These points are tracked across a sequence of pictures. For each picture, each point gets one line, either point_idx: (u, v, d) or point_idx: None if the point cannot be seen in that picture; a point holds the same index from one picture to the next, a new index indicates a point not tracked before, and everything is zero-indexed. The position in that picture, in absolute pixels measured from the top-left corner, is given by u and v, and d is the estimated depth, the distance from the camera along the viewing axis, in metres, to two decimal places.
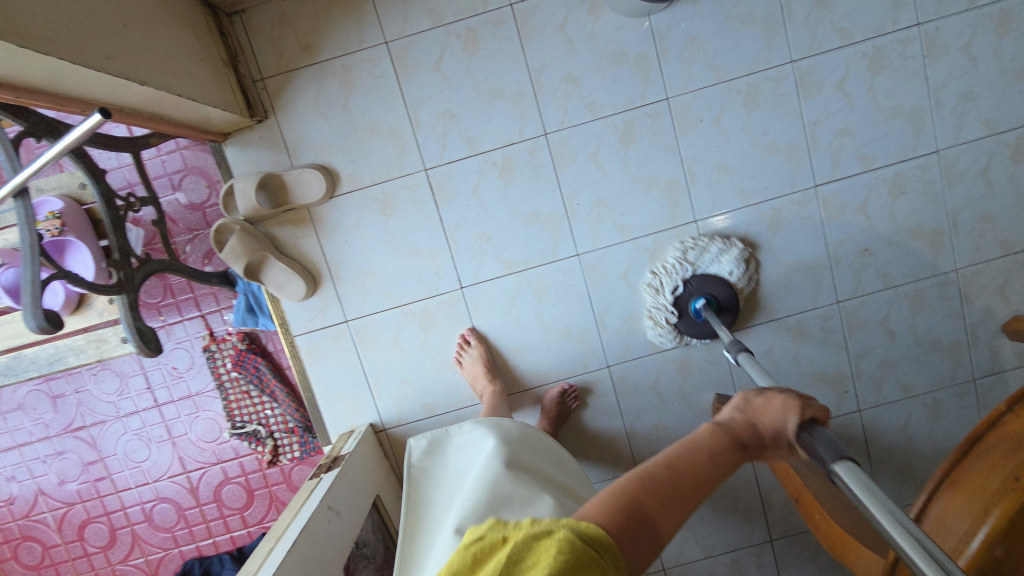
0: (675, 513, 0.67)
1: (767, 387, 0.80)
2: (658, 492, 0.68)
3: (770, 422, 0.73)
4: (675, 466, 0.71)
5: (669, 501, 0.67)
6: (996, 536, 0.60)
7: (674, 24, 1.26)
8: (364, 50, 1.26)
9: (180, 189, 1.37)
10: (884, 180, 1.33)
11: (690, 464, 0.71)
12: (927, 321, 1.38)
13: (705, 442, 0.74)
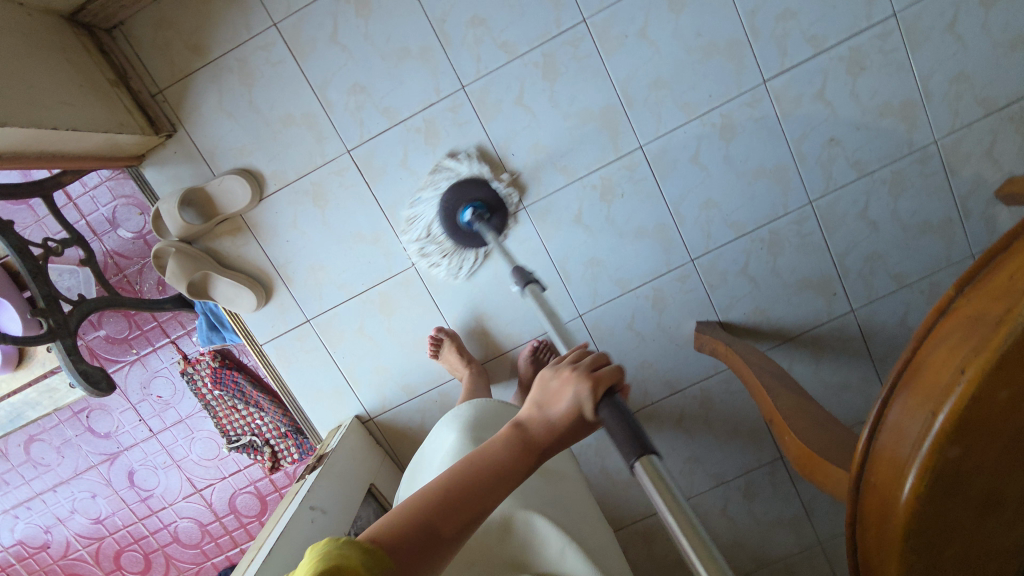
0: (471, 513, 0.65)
1: (561, 360, 0.78)
2: (467, 479, 0.67)
3: (565, 407, 0.71)
4: (478, 476, 0.67)
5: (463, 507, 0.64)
6: (945, 438, 0.53)
7: None
8: (255, 37, 1.19)
9: (117, 222, 1.33)
10: (839, 59, 1.21)
11: (505, 455, 0.71)
12: (911, 203, 1.28)
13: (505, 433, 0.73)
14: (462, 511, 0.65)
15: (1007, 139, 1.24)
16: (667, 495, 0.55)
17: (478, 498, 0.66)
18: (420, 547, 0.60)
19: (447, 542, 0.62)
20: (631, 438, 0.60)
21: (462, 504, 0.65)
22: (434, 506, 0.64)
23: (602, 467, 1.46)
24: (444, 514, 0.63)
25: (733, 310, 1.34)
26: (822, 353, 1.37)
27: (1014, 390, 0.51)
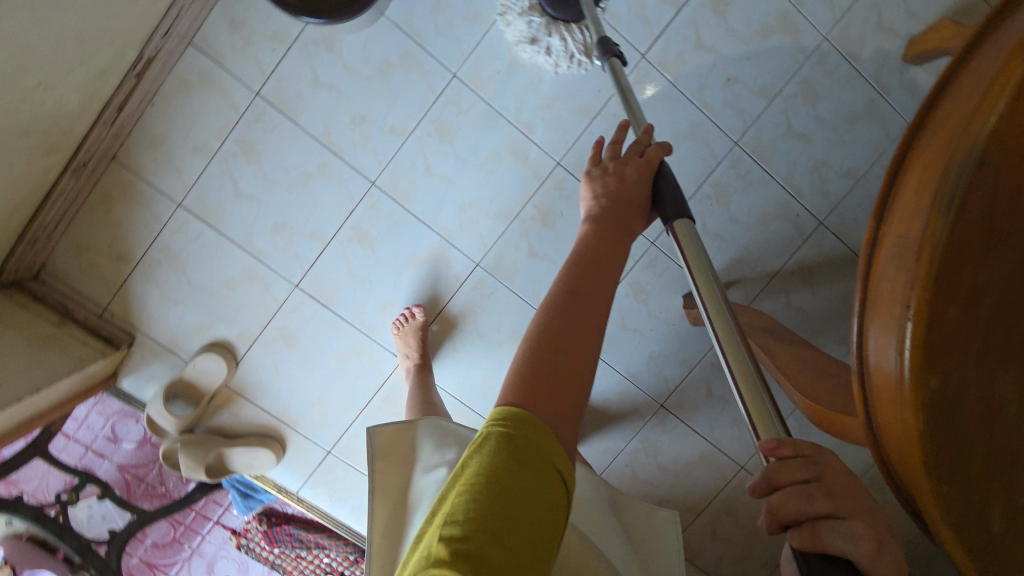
0: (585, 319, 0.61)
1: (596, 159, 0.80)
2: (572, 282, 0.64)
3: (633, 189, 0.74)
4: (586, 267, 0.66)
5: (568, 323, 0.61)
6: (921, 360, 0.53)
7: (412, 5, 1.16)
8: (167, 224, 1.21)
9: (119, 436, 1.34)
10: (702, 5, 1.21)
11: (599, 246, 0.69)
12: (829, 102, 1.27)
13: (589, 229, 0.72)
14: (581, 319, 0.61)
15: (890, 6, 1.24)
16: (695, 250, 0.63)
17: (591, 294, 0.64)
18: (551, 373, 0.57)
19: (581, 345, 0.60)
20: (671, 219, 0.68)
21: (577, 310, 0.62)
22: (558, 321, 0.61)
23: (657, 463, 1.45)
24: (573, 322, 0.61)
25: None
26: (813, 273, 1.36)
27: (960, 298, 0.53)
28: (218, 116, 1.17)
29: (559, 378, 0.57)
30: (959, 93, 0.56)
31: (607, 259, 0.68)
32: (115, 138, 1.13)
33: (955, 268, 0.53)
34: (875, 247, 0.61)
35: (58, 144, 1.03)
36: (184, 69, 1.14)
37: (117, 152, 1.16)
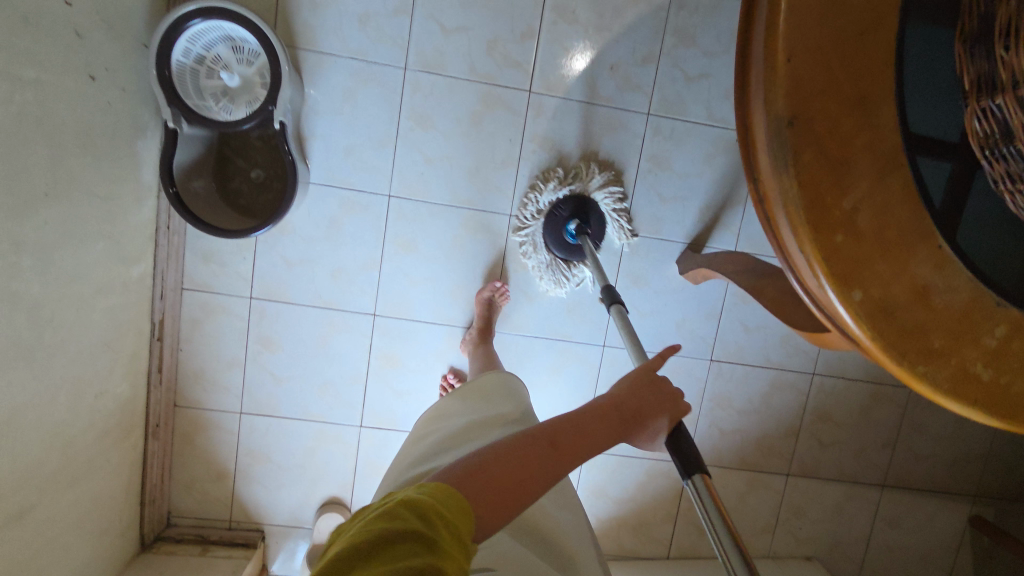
0: (537, 470, 0.70)
1: (654, 359, 0.88)
2: (564, 436, 0.74)
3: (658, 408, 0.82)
4: (581, 435, 0.76)
5: (526, 463, 0.70)
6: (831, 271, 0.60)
7: (328, 163, 1.30)
8: (239, 432, 1.39)
9: None
10: (555, 22, 1.29)
11: (600, 430, 0.78)
12: (709, 33, 1.32)
13: (606, 406, 0.81)
14: (551, 471, 0.71)
15: None
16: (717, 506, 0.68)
17: (566, 452, 0.73)
18: (488, 486, 0.66)
19: (522, 487, 0.68)
20: (682, 472, 0.74)
21: (553, 455, 0.72)
22: (530, 451, 0.71)
23: (738, 412, 1.48)
24: (533, 467, 0.70)
25: (688, 227, 1.39)
26: None
27: (836, 213, 0.60)
28: (232, 331, 1.34)
29: (491, 494, 0.65)
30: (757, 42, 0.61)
31: (597, 444, 0.77)
32: (168, 391, 1.33)
33: (823, 203, 0.59)
34: (756, 189, 0.68)
35: (130, 422, 1.22)
36: (189, 311, 1.32)
37: (175, 400, 1.35)
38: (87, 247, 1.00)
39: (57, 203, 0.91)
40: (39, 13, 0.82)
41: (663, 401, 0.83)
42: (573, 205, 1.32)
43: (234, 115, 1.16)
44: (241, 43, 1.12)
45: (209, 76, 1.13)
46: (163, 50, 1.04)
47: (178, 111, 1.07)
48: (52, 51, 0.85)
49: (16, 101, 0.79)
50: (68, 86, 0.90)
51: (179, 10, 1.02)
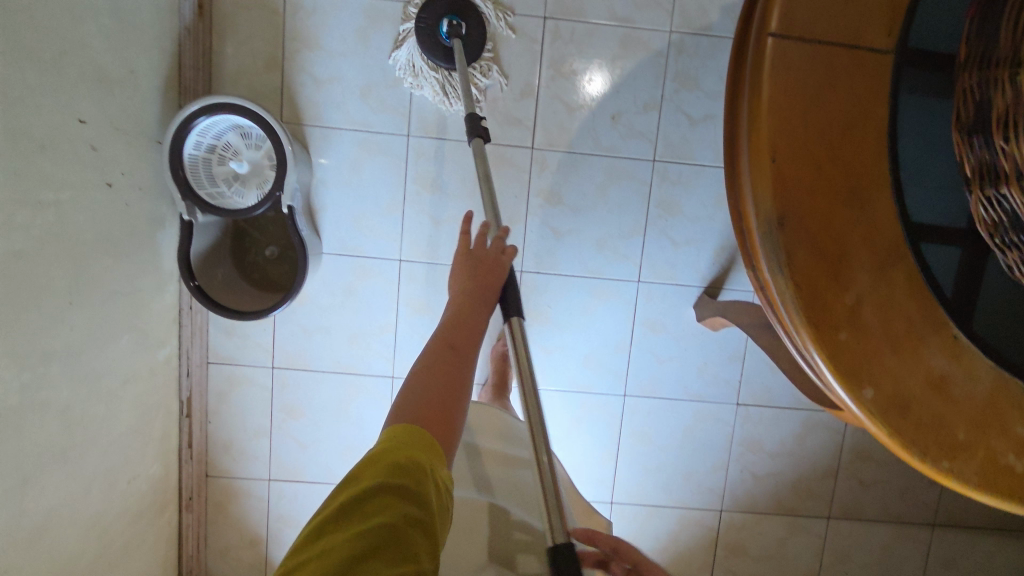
0: (456, 372, 0.77)
1: (481, 228, 0.90)
2: (449, 341, 0.79)
3: (497, 273, 0.85)
4: (469, 326, 0.81)
5: (439, 373, 0.76)
6: (841, 373, 0.57)
7: (339, 234, 1.33)
8: (268, 498, 1.42)
9: None
10: (553, 78, 1.29)
11: (467, 316, 0.82)
12: (710, 75, 1.29)
13: (461, 301, 0.83)
14: (454, 374, 0.77)
15: None
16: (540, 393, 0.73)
17: (463, 345, 0.80)
18: (425, 409, 0.72)
19: (450, 393, 0.75)
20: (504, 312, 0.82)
21: (447, 364, 0.77)
22: (438, 364, 0.77)
23: (769, 455, 1.43)
24: (445, 372, 0.76)
25: (703, 270, 1.36)
26: None
27: (840, 313, 0.56)
28: (257, 401, 1.38)
29: (442, 417, 0.72)
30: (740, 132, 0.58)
31: (476, 329, 0.82)
32: (200, 463, 1.37)
33: (823, 300, 0.56)
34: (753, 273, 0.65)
35: (164, 499, 1.26)
36: (215, 384, 1.36)
37: (207, 470, 1.39)
38: (112, 345, 1.04)
39: (82, 308, 0.96)
40: (53, 140, 0.87)
41: (492, 268, 0.86)
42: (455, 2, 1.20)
43: (245, 200, 1.19)
44: (251, 133, 1.17)
45: (221, 164, 1.17)
46: (177, 146, 1.08)
47: (192, 203, 1.10)
48: (67, 172, 0.90)
49: (34, 227, 0.84)
50: (85, 201, 0.94)
51: (190, 109, 1.06)
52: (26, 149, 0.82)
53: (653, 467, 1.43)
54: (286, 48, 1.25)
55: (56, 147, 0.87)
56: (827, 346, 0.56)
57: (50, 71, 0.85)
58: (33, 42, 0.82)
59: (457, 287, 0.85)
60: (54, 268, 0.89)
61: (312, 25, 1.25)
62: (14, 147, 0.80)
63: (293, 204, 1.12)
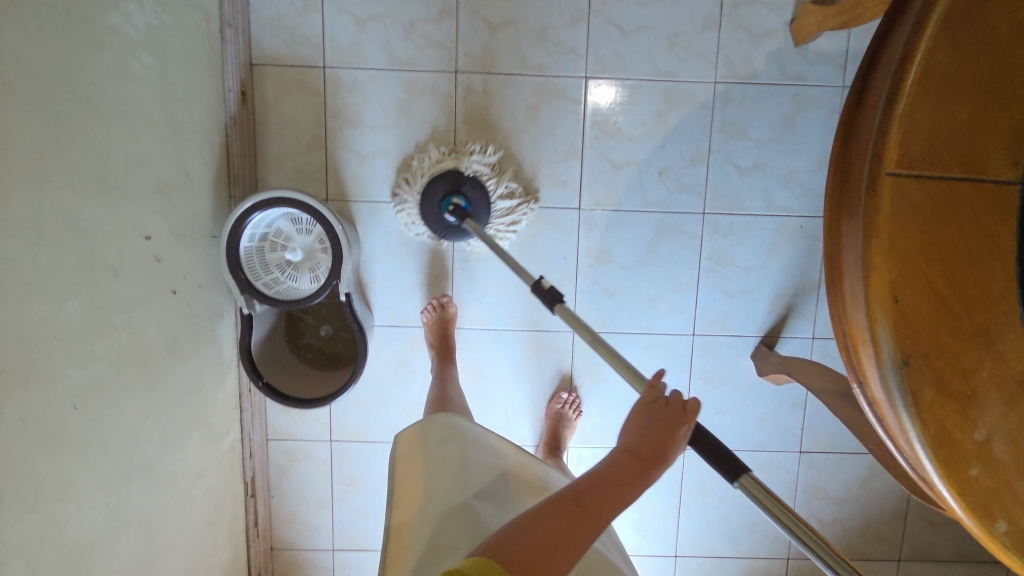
0: (572, 542, 0.72)
1: (677, 394, 0.79)
2: (587, 498, 0.75)
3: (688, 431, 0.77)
4: (616, 487, 0.76)
5: (557, 531, 0.72)
6: (974, 507, 0.54)
7: (390, 305, 1.33)
8: (333, 568, 1.43)
9: None
10: (598, 137, 1.27)
11: (618, 475, 0.76)
12: (758, 124, 1.26)
13: (623, 457, 0.78)
14: (582, 530, 0.73)
15: (753, 17, 1.22)
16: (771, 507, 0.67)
17: (594, 509, 0.74)
18: (524, 561, 0.68)
19: (554, 559, 0.70)
20: (728, 476, 0.71)
21: (578, 520, 0.73)
22: (556, 517, 0.73)
23: (836, 501, 1.40)
24: (560, 532, 0.72)
25: (760, 320, 1.33)
26: None
27: (969, 447, 0.54)
28: (317, 475, 1.38)
29: (527, 568, 0.68)
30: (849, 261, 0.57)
31: (626, 490, 0.76)
32: (266, 537, 1.38)
33: (950, 436, 0.54)
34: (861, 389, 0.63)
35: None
36: (276, 458, 1.37)
37: (272, 543, 1.40)
38: (184, 446, 1.05)
39: (158, 418, 0.96)
40: (128, 263, 0.87)
41: (670, 422, 0.77)
42: (444, 182, 1.23)
43: (297, 285, 1.19)
44: (302, 220, 1.16)
45: (272, 252, 1.16)
46: (233, 242, 1.08)
47: (250, 296, 1.11)
48: (141, 290, 0.90)
49: (115, 353, 0.84)
50: (156, 313, 0.95)
51: (247, 205, 1.07)
52: (106, 279, 0.82)
53: (716, 518, 1.41)
54: (329, 126, 1.25)
55: (130, 269, 0.87)
56: (958, 482, 0.54)
57: (122, 197, 0.85)
58: (106, 173, 0.82)
59: (621, 442, 0.79)
60: (132, 388, 0.89)
61: (354, 101, 1.25)
62: (95, 280, 0.80)
63: (350, 289, 1.14)
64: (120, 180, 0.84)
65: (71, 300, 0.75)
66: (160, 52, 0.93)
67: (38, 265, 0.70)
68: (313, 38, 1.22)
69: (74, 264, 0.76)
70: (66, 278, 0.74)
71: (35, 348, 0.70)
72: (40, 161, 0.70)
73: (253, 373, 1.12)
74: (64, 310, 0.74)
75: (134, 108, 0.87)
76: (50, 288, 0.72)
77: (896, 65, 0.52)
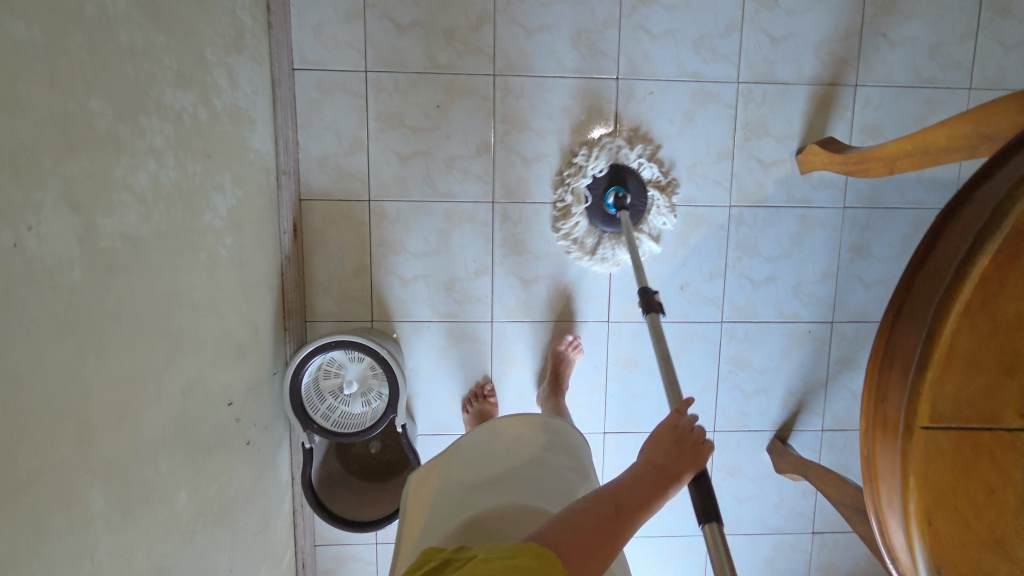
0: (608, 543, 0.74)
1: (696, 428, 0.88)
2: (620, 501, 0.79)
3: (691, 458, 0.84)
4: (635, 491, 0.81)
5: (599, 531, 0.74)
6: None
7: (433, 415, 1.41)
8: None
9: None
10: (624, 257, 1.37)
11: (644, 485, 0.82)
12: (769, 242, 1.38)
13: (648, 466, 0.84)
14: (620, 531, 0.76)
15: (762, 149, 1.34)
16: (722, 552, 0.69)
17: (630, 518, 0.78)
18: (573, 548, 0.71)
19: (597, 550, 0.72)
20: (699, 514, 0.74)
21: (620, 521, 0.77)
22: (597, 517, 0.75)
23: None
24: (601, 533, 0.74)
25: (774, 416, 1.45)
26: (857, 360, 1.43)
27: None
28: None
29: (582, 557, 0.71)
30: (883, 479, 0.66)
31: (648, 499, 0.81)
32: None
33: None
34: (893, 557, 0.73)
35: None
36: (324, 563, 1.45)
37: None
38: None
39: (238, 566, 1.03)
40: (216, 438, 0.93)
41: (691, 452, 0.85)
42: (608, 177, 1.30)
43: (349, 410, 1.24)
44: (353, 352, 1.21)
45: (328, 382, 1.23)
46: (296, 379, 1.18)
47: (311, 429, 1.19)
48: (225, 457, 0.96)
49: (209, 529, 0.90)
50: (235, 471, 1.01)
51: (314, 347, 1.18)
52: (202, 463, 0.88)
53: None
54: (373, 253, 1.33)
55: (219, 442, 0.94)
56: None
57: (212, 380, 0.92)
58: (201, 362, 0.88)
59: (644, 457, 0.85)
60: (220, 553, 0.95)
61: (396, 230, 1.33)
62: (196, 470, 0.86)
63: (405, 419, 1.23)
64: (211, 364, 0.91)
65: (180, 498, 0.82)
66: (236, 228, 1.00)
67: (160, 481, 0.76)
68: (358, 174, 1.30)
69: (182, 463, 0.82)
70: (177, 480, 0.81)
71: (159, 555, 0.76)
72: (158, 384, 0.76)
73: (313, 499, 1.18)
74: (176, 511, 0.80)
75: (219, 291, 0.94)
76: (167, 496, 0.78)
77: (924, 337, 0.60)
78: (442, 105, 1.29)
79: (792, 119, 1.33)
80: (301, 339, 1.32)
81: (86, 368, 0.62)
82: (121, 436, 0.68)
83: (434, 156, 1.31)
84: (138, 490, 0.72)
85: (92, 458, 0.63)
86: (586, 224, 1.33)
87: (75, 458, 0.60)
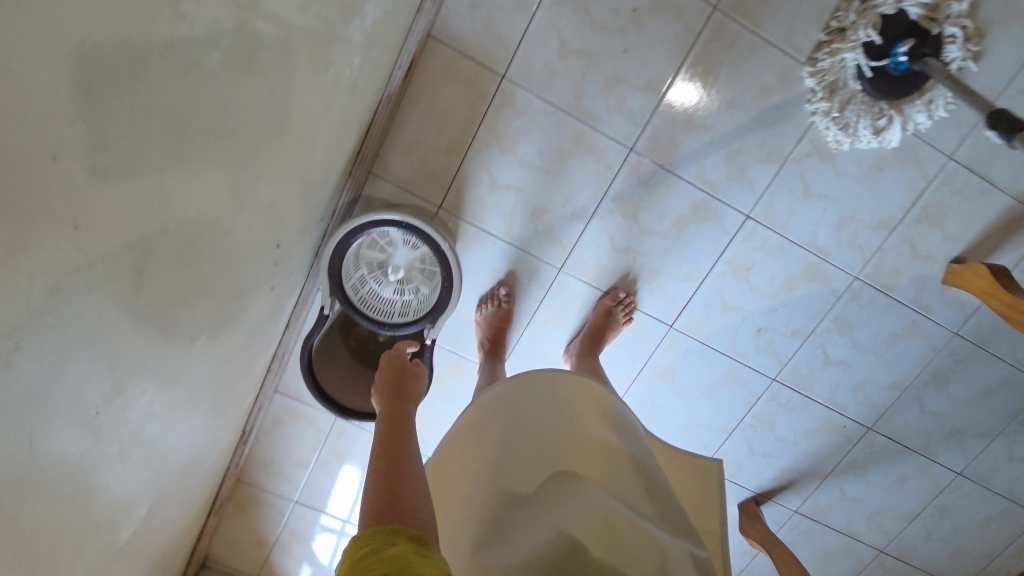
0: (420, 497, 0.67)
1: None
2: (387, 444, 0.76)
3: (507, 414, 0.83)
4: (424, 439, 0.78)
5: (399, 480, 0.69)
6: None
7: (452, 330, 1.28)
8: (288, 515, 1.50)
9: None
10: (724, 273, 1.22)
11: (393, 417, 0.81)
12: (867, 330, 1.26)
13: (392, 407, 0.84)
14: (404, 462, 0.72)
15: (924, 237, 1.18)
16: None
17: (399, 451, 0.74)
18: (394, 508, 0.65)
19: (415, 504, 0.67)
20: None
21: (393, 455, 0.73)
22: (378, 467, 0.71)
23: None
24: (399, 478, 0.69)
25: (762, 480, 1.42)
26: (866, 470, 1.40)
27: None
28: (309, 437, 1.41)
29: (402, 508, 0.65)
30: None
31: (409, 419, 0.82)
32: (238, 471, 1.41)
33: None
34: None
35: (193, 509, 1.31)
36: (277, 410, 1.37)
37: (241, 475, 1.44)
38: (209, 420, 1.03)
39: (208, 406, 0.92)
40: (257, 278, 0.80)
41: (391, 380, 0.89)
42: (904, 27, 1.00)
43: (379, 293, 1.09)
44: (415, 239, 1.06)
45: (371, 252, 1.07)
46: (346, 242, 1.02)
47: (337, 301, 1.04)
48: (256, 297, 0.83)
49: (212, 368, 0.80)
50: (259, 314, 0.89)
51: (381, 219, 1.02)
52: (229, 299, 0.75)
53: None
54: (478, 138, 1.12)
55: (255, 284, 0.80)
56: None
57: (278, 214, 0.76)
58: (271, 196, 0.70)
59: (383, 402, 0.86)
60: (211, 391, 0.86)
61: (514, 125, 1.11)
62: (221, 309, 0.73)
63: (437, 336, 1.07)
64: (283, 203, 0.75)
65: (197, 332, 0.70)
66: (367, 47, 0.78)
67: (187, 314, 0.64)
68: (506, 41, 1.06)
69: (212, 299, 0.69)
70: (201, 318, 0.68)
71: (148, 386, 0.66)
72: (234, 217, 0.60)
73: (307, 366, 1.09)
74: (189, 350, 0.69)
75: (321, 119, 0.74)
76: (188, 330, 0.66)
77: None
78: (639, 11, 1.04)
79: (971, 223, 1.17)
80: (357, 191, 1.13)
81: (178, 185, 0.47)
82: (175, 260, 0.54)
83: (597, 66, 1.07)
84: (164, 319, 0.60)
85: (140, 278, 0.50)
86: (856, 66, 1.03)
87: (122, 278, 0.47)
